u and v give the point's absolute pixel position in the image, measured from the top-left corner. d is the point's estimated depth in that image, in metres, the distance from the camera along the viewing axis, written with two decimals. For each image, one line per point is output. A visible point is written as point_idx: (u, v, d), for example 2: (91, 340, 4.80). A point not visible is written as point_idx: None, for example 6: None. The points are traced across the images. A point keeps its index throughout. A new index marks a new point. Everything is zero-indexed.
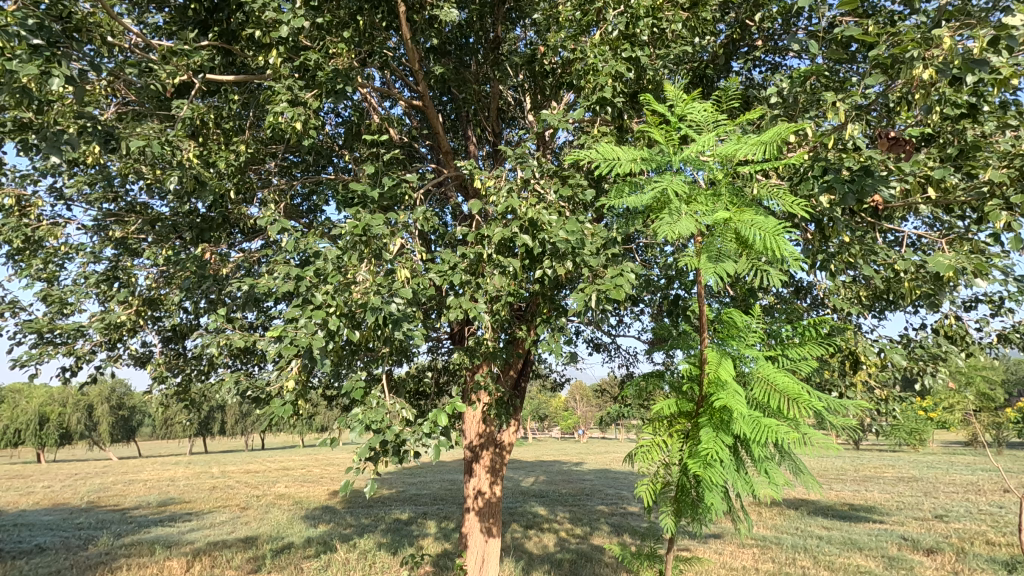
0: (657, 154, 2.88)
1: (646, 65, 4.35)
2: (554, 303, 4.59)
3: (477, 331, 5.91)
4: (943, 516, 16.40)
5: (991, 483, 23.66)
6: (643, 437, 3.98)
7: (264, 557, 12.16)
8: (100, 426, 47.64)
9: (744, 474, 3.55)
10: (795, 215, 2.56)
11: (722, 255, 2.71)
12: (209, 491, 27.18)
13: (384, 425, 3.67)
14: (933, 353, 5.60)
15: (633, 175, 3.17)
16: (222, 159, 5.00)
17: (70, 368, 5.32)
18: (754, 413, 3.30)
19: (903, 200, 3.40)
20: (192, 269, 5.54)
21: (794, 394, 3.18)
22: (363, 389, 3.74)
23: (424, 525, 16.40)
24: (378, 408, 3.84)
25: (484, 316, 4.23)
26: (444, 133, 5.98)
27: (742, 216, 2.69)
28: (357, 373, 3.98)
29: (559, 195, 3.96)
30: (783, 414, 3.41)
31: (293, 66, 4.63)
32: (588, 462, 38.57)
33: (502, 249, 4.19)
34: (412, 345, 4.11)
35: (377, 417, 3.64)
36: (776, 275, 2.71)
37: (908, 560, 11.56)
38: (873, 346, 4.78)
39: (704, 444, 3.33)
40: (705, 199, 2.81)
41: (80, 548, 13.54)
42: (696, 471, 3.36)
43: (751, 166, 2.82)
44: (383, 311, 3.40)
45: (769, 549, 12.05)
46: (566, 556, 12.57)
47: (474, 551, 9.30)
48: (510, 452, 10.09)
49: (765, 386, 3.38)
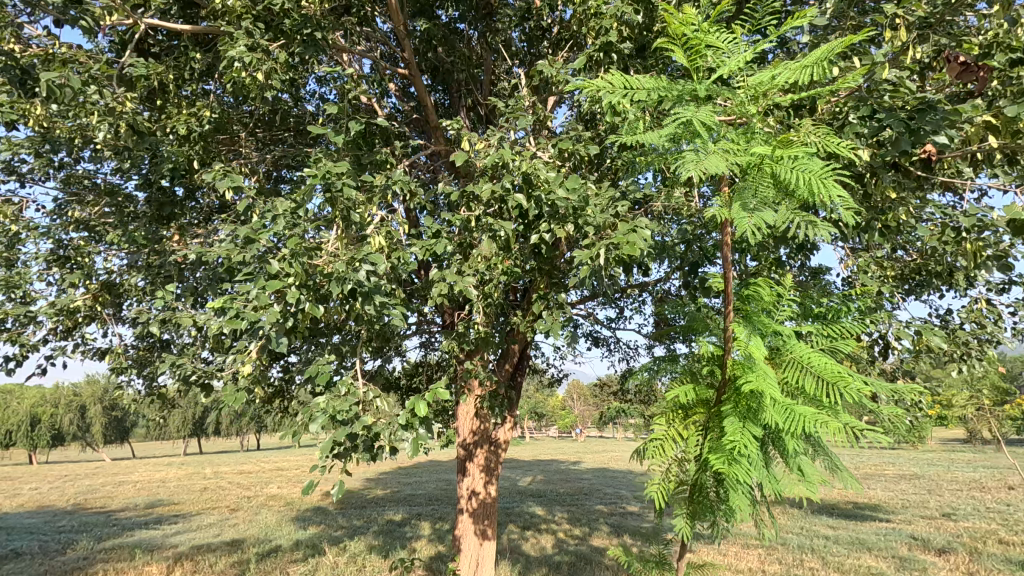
0: (679, 84, 2.41)
1: (655, 8, 3.87)
2: (554, 278, 4.13)
3: (468, 316, 5.43)
4: (951, 514, 15.96)
5: (994, 480, 23.28)
6: (656, 428, 3.51)
7: (248, 561, 11.65)
8: (91, 426, 46.91)
9: (773, 472, 3.07)
10: (847, 150, 2.09)
11: (758, 203, 2.23)
12: (199, 492, 26.61)
13: (352, 417, 3.20)
14: (966, 336, 5.15)
15: (646, 115, 2.68)
16: (181, 122, 4.50)
17: (13, 358, 4.79)
18: (788, 400, 2.82)
19: (960, 149, 2.93)
20: (151, 248, 5.01)
21: (835, 376, 2.71)
22: (330, 374, 3.25)
23: (418, 527, 15.89)
24: (347, 396, 3.36)
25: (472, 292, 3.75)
26: (433, 104, 5.55)
27: (781, 155, 2.22)
28: (326, 357, 3.48)
29: (556, 150, 3.51)
30: (819, 402, 2.93)
31: (258, 15, 4.13)
32: (586, 461, 38.15)
33: (493, 216, 3.70)
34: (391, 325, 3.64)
35: (343, 408, 3.17)
36: (821, 229, 2.24)
37: (920, 561, 11.08)
38: (906, 326, 4.33)
39: (729, 436, 2.84)
40: (736, 137, 2.33)
41: (58, 553, 12.99)
42: (719, 468, 2.88)
43: (791, 97, 2.33)
44: (350, 280, 2.90)
45: (775, 549, 11.57)
46: (565, 558, 12.08)
47: (468, 555, 8.86)
48: (504, 450, 9.62)
49: (800, 368, 2.90)
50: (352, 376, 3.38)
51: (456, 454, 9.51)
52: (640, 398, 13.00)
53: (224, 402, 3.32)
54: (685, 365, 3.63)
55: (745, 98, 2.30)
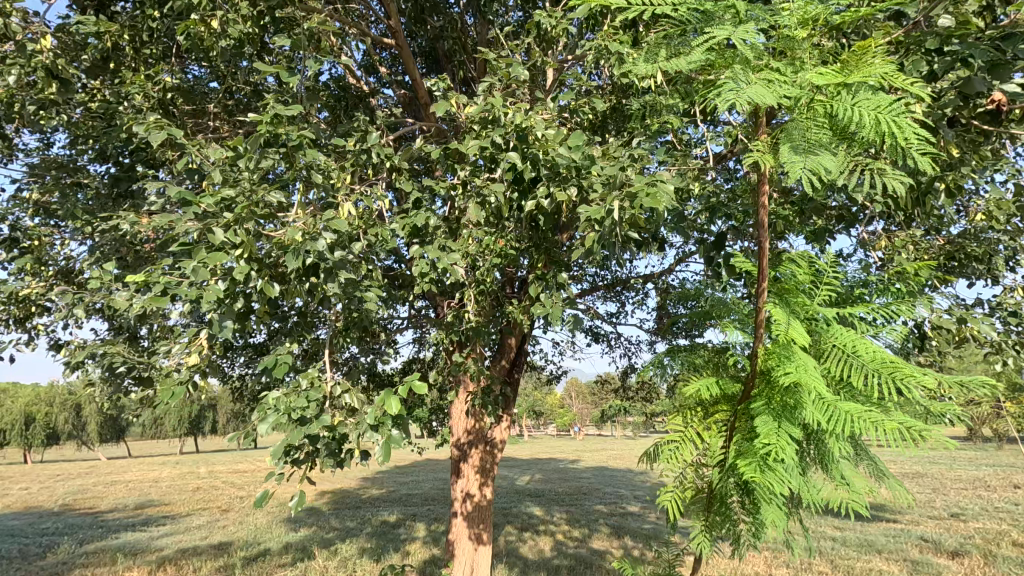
0: (708, 3, 1.93)
1: None
2: (554, 258, 3.71)
3: (460, 304, 4.96)
4: (959, 515, 15.54)
5: (998, 479, 22.89)
6: (670, 428, 3.07)
7: (234, 566, 11.20)
8: (87, 426, 46.48)
9: (811, 480, 2.61)
10: (927, 71, 1.61)
11: (811, 148, 1.76)
12: (192, 492, 26.12)
13: (310, 416, 2.73)
14: (1007, 326, 4.67)
15: (665, 47, 2.20)
16: (134, 86, 4.03)
17: None
18: (832, 396, 2.36)
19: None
20: (105, 228, 4.52)
21: (887, 367, 2.26)
22: (285, 364, 2.75)
23: (413, 529, 15.44)
24: (308, 391, 2.86)
25: (459, 270, 3.25)
26: (422, 77, 5.25)
27: (839, 85, 1.75)
28: (287, 346, 2.98)
29: (554, 105, 3.04)
30: (867, 397, 2.47)
31: None
32: (584, 459, 37.88)
33: (482, 183, 3.21)
34: (364, 310, 3.16)
35: (300, 404, 2.68)
36: (886, 181, 1.79)
37: (933, 564, 10.65)
38: (946, 310, 3.86)
39: (763, 439, 2.38)
40: (781, 66, 1.85)
41: (38, 557, 12.52)
42: (750, 477, 2.43)
43: (849, 15, 1.86)
44: (305, 251, 2.40)
45: (782, 551, 11.14)
46: (564, 562, 11.61)
47: (462, 561, 8.38)
48: (500, 450, 9.16)
49: (845, 357, 2.43)
50: (314, 369, 2.92)
51: (450, 455, 9.05)
52: (641, 395, 12.61)
53: (164, 398, 2.82)
54: (704, 355, 3.18)
55: (790, 15, 1.84)
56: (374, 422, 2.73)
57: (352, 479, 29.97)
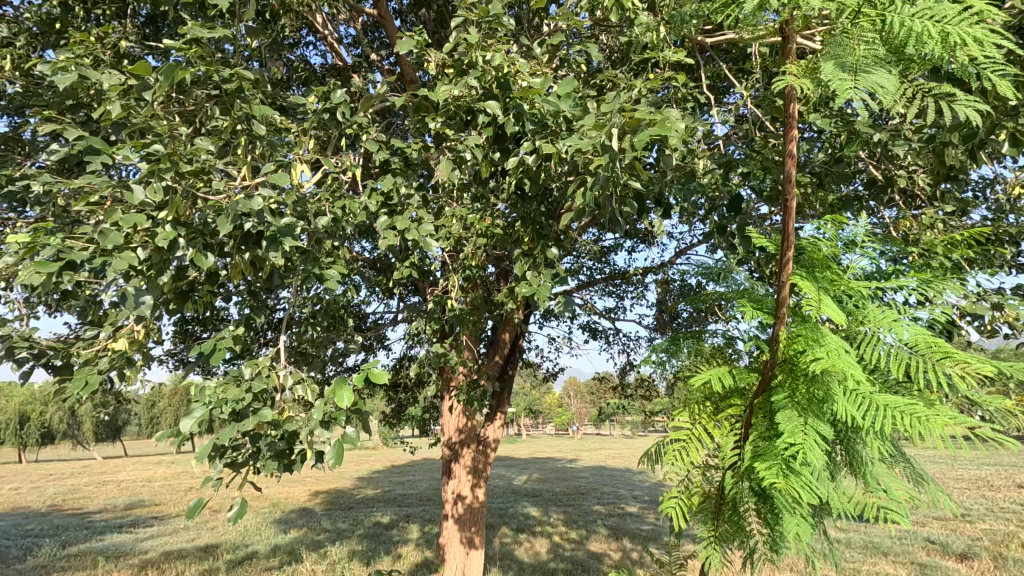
0: None
1: None
2: (539, 236, 3.40)
3: (445, 293, 4.60)
4: (965, 516, 15.23)
5: (1001, 479, 22.57)
6: (675, 426, 2.69)
7: (219, 570, 10.84)
8: (80, 425, 46.08)
9: (839, 487, 2.24)
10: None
11: (863, 65, 1.39)
12: (184, 493, 25.75)
13: (248, 410, 2.31)
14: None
15: None
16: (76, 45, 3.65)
17: None
18: (869, 387, 2.00)
19: None
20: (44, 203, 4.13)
21: (937, 351, 1.92)
22: (221, 349, 2.35)
23: (406, 530, 15.08)
24: (250, 381, 2.45)
25: (434, 243, 2.86)
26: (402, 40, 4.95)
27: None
28: (230, 328, 2.57)
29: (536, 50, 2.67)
30: (907, 389, 2.11)
31: None
32: (582, 459, 37.55)
33: (455, 144, 2.85)
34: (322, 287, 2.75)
35: (235, 396, 2.27)
36: (959, 109, 1.41)
37: (942, 567, 10.31)
38: (978, 295, 3.49)
39: (786, 436, 2.02)
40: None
41: (17, 560, 12.12)
42: (771, 481, 2.06)
43: None
44: (237, 215, 2.00)
45: (786, 554, 10.77)
46: (560, 565, 11.25)
47: (453, 566, 8.02)
48: (493, 450, 8.80)
49: (885, 343, 2.08)
50: (260, 354, 2.53)
51: (441, 454, 8.68)
52: (640, 394, 12.27)
53: (75, 388, 2.50)
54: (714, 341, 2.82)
55: None
56: (324, 417, 2.30)
57: (348, 479, 29.60)
